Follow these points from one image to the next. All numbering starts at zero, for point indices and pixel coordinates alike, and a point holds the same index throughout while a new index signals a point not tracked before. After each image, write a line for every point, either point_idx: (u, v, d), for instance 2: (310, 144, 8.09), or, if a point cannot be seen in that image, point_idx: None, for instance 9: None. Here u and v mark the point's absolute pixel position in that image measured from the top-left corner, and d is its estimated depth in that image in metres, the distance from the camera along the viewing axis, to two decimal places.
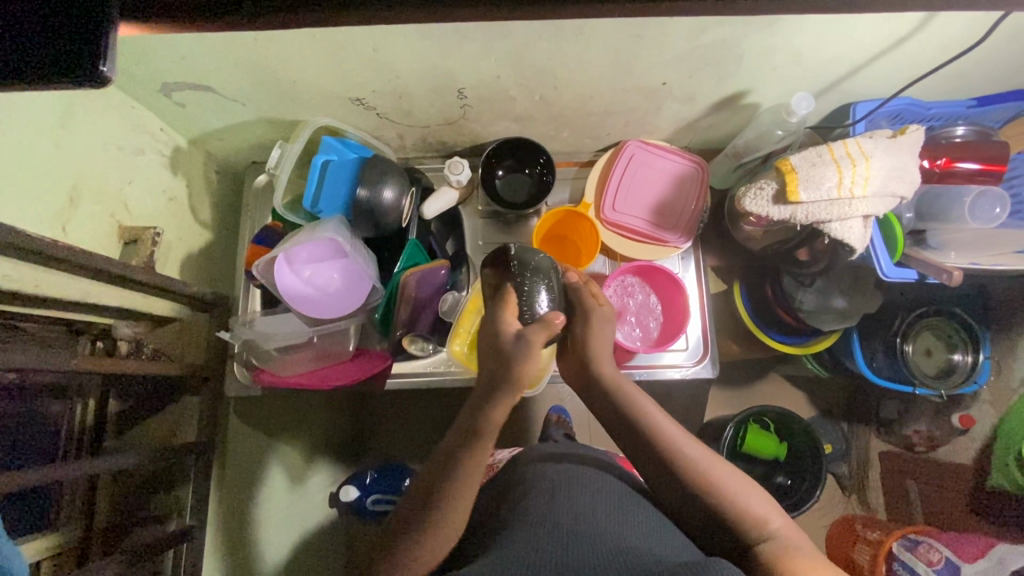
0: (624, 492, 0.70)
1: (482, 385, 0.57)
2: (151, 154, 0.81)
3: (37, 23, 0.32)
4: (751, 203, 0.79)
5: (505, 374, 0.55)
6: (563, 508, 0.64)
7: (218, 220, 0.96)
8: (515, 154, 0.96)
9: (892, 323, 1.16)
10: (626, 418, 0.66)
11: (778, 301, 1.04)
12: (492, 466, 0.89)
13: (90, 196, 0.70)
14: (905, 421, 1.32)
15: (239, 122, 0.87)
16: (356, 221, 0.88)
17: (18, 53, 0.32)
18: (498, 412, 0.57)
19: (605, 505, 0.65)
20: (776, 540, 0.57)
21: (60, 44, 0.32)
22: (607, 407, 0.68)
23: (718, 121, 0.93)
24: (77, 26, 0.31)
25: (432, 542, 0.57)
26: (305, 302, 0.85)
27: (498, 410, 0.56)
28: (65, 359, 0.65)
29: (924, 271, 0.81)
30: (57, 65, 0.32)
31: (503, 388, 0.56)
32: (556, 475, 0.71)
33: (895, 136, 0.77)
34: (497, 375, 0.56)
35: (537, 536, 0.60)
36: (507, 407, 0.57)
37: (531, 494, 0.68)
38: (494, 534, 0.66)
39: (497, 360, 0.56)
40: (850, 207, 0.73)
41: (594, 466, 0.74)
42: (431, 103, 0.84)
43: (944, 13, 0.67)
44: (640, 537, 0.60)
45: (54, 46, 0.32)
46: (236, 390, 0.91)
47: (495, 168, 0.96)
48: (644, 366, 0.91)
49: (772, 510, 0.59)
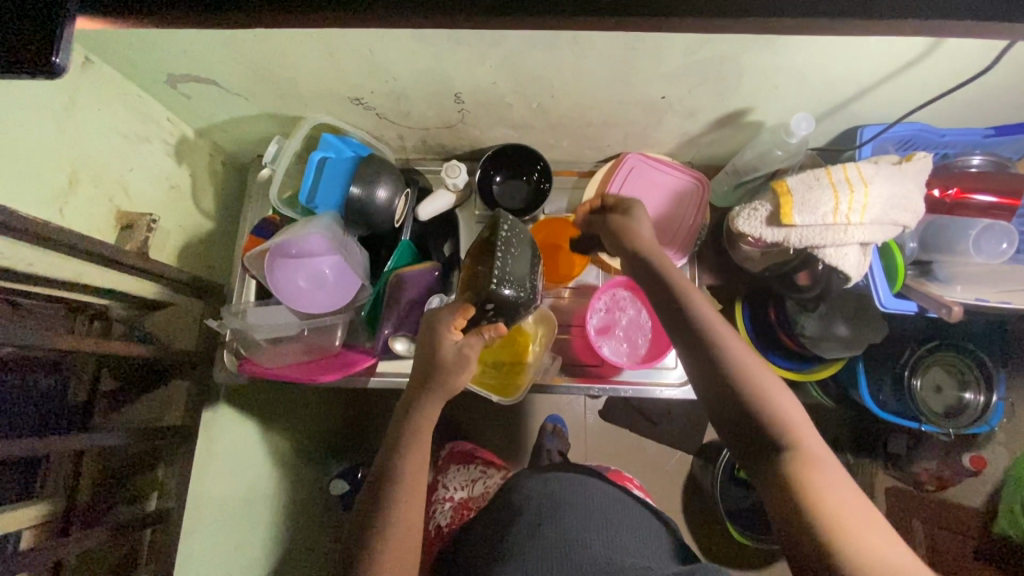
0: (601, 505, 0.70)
1: (413, 387, 0.69)
2: (155, 142, 0.84)
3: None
4: (744, 224, 0.76)
5: (440, 373, 0.67)
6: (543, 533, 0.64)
7: (220, 209, 0.99)
8: (512, 159, 0.95)
9: (901, 354, 1.14)
10: (668, 303, 0.63)
11: (780, 324, 1.02)
12: (487, 491, 0.99)
13: (90, 181, 0.73)
14: (914, 458, 1.26)
15: (242, 116, 0.89)
16: (349, 220, 0.88)
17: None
18: (430, 406, 0.68)
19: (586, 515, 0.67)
20: (800, 450, 0.53)
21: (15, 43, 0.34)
22: (655, 291, 0.65)
23: (721, 137, 0.91)
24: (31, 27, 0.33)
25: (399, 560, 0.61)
26: (299, 297, 0.87)
27: (429, 407, 0.67)
28: (53, 338, 0.67)
29: (924, 304, 0.77)
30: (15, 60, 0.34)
31: (434, 387, 0.67)
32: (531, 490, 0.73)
33: (900, 163, 0.74)
34: (431, 376, 0.67)
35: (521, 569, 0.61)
36: (433, 403, 0.68)
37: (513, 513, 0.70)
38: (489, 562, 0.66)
39: (432, 363, 0.67)
40: (846, 233, 0.71)
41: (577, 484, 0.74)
42: (428, 106, 0.85)
43: (950, 43, 0.65)
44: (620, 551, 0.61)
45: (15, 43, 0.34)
46: (224, 377, 0.92)
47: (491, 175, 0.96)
48: (632, 382, 0.91)
49: (801, 416, 0.55)
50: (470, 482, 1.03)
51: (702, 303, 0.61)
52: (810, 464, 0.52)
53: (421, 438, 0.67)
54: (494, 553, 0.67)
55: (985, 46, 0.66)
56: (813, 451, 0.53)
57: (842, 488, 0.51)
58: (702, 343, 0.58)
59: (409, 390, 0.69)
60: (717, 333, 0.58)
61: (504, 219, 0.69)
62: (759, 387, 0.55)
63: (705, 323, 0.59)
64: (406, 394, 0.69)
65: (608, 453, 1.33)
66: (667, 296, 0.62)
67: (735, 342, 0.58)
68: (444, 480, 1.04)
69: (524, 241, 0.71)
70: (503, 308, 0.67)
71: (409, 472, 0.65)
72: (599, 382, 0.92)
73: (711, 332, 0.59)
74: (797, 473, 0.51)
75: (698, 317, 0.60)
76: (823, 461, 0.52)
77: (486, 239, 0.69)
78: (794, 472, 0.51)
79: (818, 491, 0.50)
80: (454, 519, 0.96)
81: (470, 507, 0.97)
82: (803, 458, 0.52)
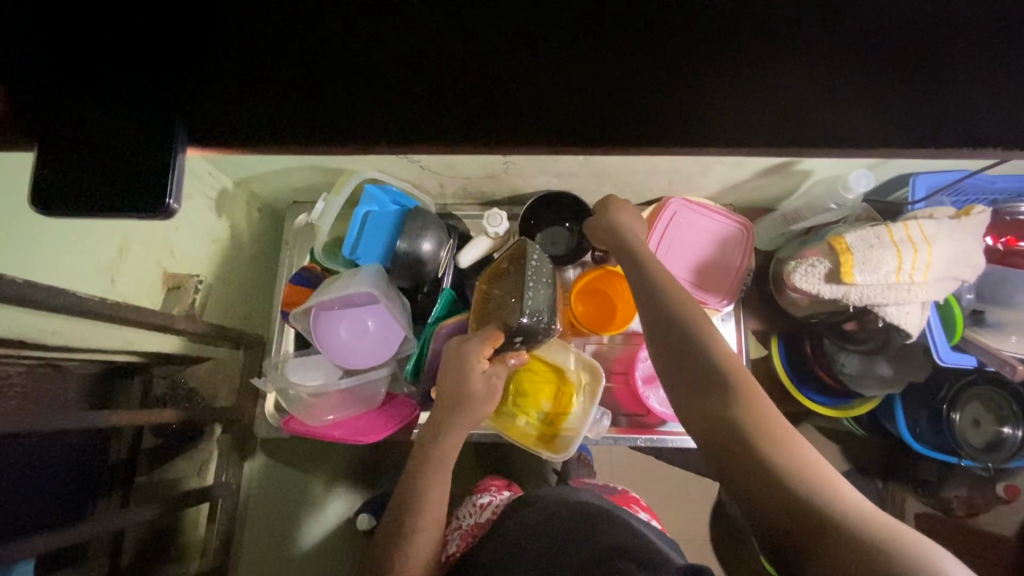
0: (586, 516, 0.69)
1: (434, 416, 0.68)
2: (198, 199, 0.82)
3: (87, 163, 0.33)
4: (801, 280, 0.75)
5: (460, 403, 0.67)
6: None
7: (257, 257, 0.97)
8: (560, 206, 0.94)
9: (939, 388, 1.11)
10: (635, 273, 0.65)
11: (818, 361, 1.01)
12: (490, 517, 0.84)
13: (139, 247, 0.72)
14: (944, 484, 1.22)
15: (283, 168, 0.87)
16: (392, 271, 0.87)
17: (77, 185, 0.33)
18: (456, 440, 0.67)
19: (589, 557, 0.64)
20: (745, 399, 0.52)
21: (115, 184, 0.33)
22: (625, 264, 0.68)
23: (768, 183, 0.90)
24: (141, 166, 0.33)
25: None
26: (342, 352, 0.86)
27: (453, 438, 0.66)
28: (99, 416, 0.66)
29: (985, 359, 0.76)
30: (115, 199, 0.33)
31: (452, 410, 0.66)
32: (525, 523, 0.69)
33: (958, 216, 0.72)
34: (454, 403, 0.66)
35: None
36: (462, 437, 0.67)
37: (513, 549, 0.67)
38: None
39: (455, 394, 0.67)
40: (908, 292, 0.70)
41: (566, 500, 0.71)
42: (474, 158, 0.84)
43: (890, 163, 0.80)
44: None
45: (115, 184, 0.33)
46: (266, 431, 0.91)
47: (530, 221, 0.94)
48: (676, 433, 0.90)
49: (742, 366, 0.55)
50: (482, 509, 0.88)
51: (662, 271, 0.64)
52: (758, 414, 0.51)
53: (439, 471, 0.66)
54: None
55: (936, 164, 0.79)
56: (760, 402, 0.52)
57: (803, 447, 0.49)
58: (659, 304, 0.60)
59: (433, 418, 0.68)
60: (671, 297, 0.60)
61: (532, 248, 0.74)
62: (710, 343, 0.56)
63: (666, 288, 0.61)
64: (429, 422, 0.68)
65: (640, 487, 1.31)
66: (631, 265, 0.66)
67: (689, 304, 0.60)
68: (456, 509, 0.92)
69: (548, 268, 0.75)
70: (527, 337, 0.72)
71: (419, 517, 0.64)
72: (644, 433, 0.91)
73: (664, 293, 0.61)
74: (751, 423, 0.50)
75: (656, 285, 0.62)
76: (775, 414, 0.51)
77: (511, 267, 0.75)
78: (751, 425, 0.50)
79: (772, 439, 0.49)
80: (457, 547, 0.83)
81: (474, 534, 0.83)
82: (752, 411, 0.51)
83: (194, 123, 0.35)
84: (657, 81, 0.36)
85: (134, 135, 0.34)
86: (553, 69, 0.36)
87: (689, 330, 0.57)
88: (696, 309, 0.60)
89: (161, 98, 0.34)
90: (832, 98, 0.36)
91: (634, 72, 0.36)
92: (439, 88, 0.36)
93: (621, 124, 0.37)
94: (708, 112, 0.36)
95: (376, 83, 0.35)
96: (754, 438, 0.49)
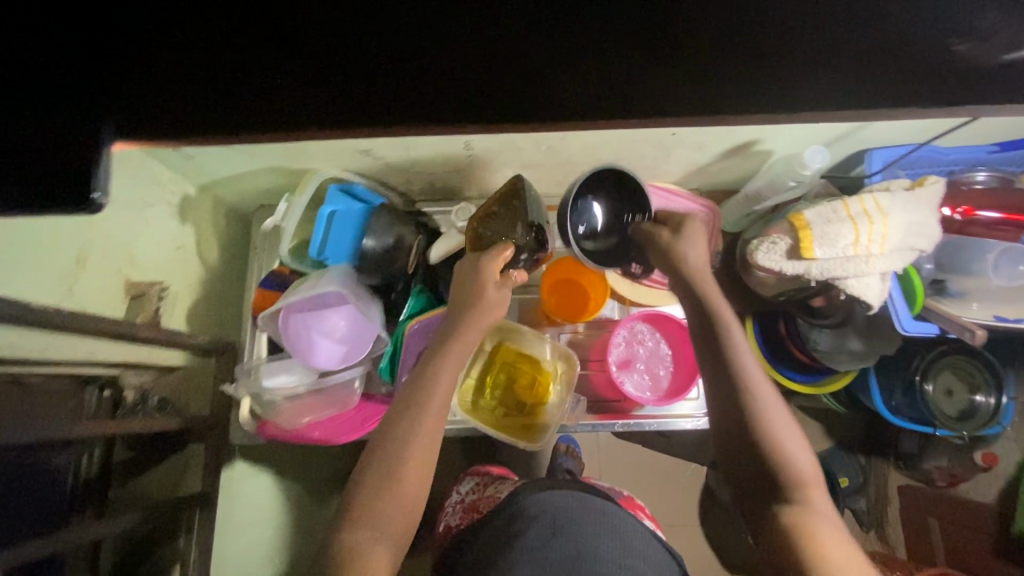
0: (582, 506, 0.69)
1: (435, 338, 0.68)
2: (160, 206, 0.82)
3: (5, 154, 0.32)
4: (763, 257, 0.75)
5: (475, 310, 0.67)
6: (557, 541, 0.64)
7: (226, 263, 0.97)
8: (620, 189, 0.75)
9: (911, 360, 1.12)
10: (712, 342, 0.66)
11: (792, 339, 1.02)
12: (495, 491, 0.85)
13: (97, 256, 0.71)
14: (924, 456, 1.22)
15: (245, 171, 0.87)
16: (361, 270, 0.87)
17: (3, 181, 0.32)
18: (448, 370, 0.66)
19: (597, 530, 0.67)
20: (805, 506, 0.59)
21: (40, 180, 0.32)
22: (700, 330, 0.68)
23: (730, 166, 0.91)
24: (68, 159, 0.32)
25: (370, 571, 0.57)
26: (312, 352, 0.85)
27: (449, 364, 0.66)
28: (65, 428, 0.65)
29: (945, 327, 0.78)
30: (43, 195, 0.32)
31: (464, 321, 0.66)
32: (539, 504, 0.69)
33: (913, 188, 0.74)
34: (468, 311, 0.67)
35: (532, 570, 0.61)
36: (455, 371, 0.66)
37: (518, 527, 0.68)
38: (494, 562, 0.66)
39: (473, 301, 0.67)
40: (867, 264, 0.71)
41: (570, 488, 0.72)
42: (437, 152, 0.84)
43: (874, 124, 0.77)
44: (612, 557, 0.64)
45: (35, 179, 0.32)
46: (241, 438, 0.90)
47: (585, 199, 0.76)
48: (654, 417, 0.91)
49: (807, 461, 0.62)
50: (484, 487, 0.89)
51: (745, 351, 0.65)
52: (808, 513, 0.59)
53: (428, 410, 0.64)
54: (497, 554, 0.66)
55: (901, 128, 0.79)
56: (816, 507, 0.59)
57: (845, 550, 0.57)
58: (739, 391, 0.63)
59: (430, 348, 0.68)
60: (752, 387, 0.63)
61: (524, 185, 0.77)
62: (780, 442, 0.62)
63: (746, 374, 0.64)
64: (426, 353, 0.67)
65: (626, 475, 1.31)
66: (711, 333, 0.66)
67: (770, 397, 0.63)
68: (459, 485, 0.95)
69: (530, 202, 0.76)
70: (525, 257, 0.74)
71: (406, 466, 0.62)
72: (621, 417, 0.91)
73: (744, 379, 0.64)
74: (802, 529, 0.57)
75: (737, 369, 0.64)
76: (829, 518, 0.59)
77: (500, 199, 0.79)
78: (798, 524, 0.58)
79: (816, 540, 0.57)
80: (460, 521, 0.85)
81: (477, 509, 0.84)
82: (803, 514, 0.59)
83: (119, 111, 0.33)
84: (593, 51, 0.34)
85: (61, 126, 0.32)
86: (482, 43, 0.34)
87: (726, 357, 0.65)
88: (777, 404, 0.63)
89: (87, 83, 0.33)
90: (780, 67, 0.34)
91: (564, 46, 0.34)
92: (364, 73, 0.34)
93: (536, 100, 0.34)
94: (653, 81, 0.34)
95: (301, 68, 0.34)
96: (800, 538, 0.57)
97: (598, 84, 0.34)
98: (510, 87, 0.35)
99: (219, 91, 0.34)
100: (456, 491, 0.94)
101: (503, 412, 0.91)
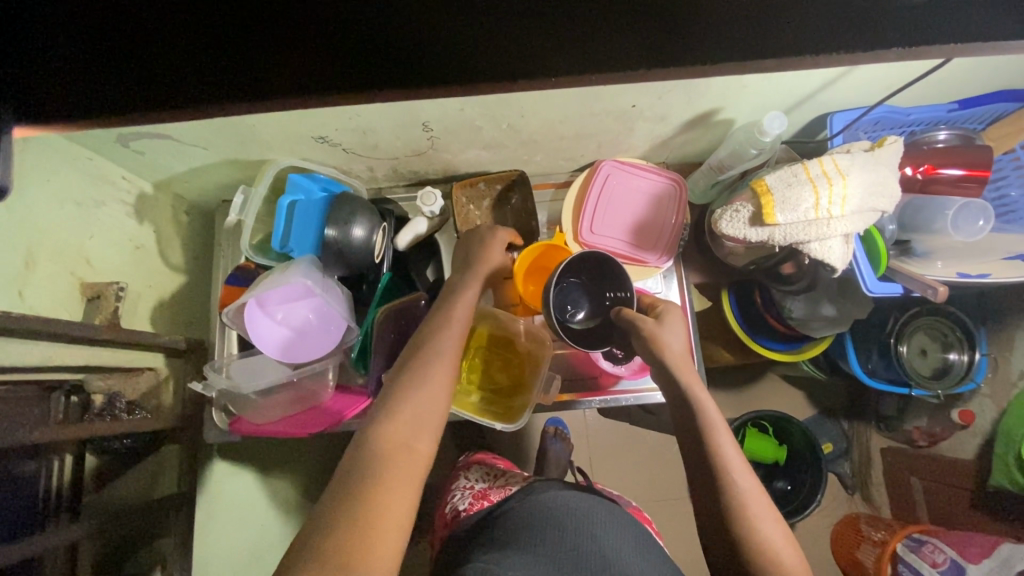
0: (601, 504, 0.71)
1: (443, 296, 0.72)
2: (112, 204, 0.80)
3: None
4: (728, 227, 0.77)
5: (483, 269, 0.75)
6: (569, 530, 0.64)
7: (191, 261, 0.95)
8: (590, 272, 0.77)
9: (885, 322, 1.13)
10: (683, 415, 0.64)
11: (768, 309, 1.02)
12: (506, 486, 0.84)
13: (47, 258, 0.69)
14: (904, 417, 1.25)
15: (201, 165, 0.85)
16: (327, 261, 0.86)
17: None
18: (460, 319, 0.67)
19: (612, 529, 0.67)
20: None
21: None
22: (672, 406, 0.66)
23: (694, 137, 0.91)
24: None
25: (390, 488, 0.52)
26: (286, 346, 0.83)
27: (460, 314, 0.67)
28: (21, 433, 0.63)
29: (909, 285, 0.78)
30: None
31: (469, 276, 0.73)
32: (551, 502, 0.70)
33: (873, 149, 0.74)
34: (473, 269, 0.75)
35: (535, 557, 0.60)
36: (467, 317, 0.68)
37: (527, 515, 0.68)
38: (508, 541, 0.65)
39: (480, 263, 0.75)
40: (828, 227, 0.71)
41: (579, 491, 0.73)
42: (396, 136, 0.82)
43: (831, 87, 0.77)
44: (624, 556, 0.63)
45: None
46: (215, 437, 0.88)
47: (570, 279, 0.77)
48: (631, 392, 0.91)
49: (789, 544, 0.58)
50: (495, 479, 0.88)
51: (720, 425, 0.63)
52: None
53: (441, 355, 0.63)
54: (505, 539, 0.66)
55: (862, 88, 0.78)
56: None
57: None
58: (713, 472, 0.61)
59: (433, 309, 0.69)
60: (727, 470, 0.60)
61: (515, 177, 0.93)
62: (756, 528, 0.58)
63: (720, 451, 0.61)
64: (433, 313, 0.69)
65: (615, 452, 1.32)
66: (682, 403, 0.65)
67: (747, 483, 0.60)
68: (466, 475, 0.94)
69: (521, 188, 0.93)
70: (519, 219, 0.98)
71: (417, 409, 0.58)
72: (598, 394, 0.92)
73: (718, 455, 0.61)
74: None
75: (711, 445, 0.62)
76: None
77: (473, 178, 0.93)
78: None
79: None
80: (469, 507, 0.83)
81: (489, 497, 0.83)
82: None
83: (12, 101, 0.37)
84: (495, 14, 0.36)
85: None
86: None
87: (703, 436, 0.62)
88: (754, 487, 0.60)
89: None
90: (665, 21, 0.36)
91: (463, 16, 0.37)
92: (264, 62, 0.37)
93: None
94: (555, 47, 0.38)
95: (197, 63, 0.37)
96: None
97: (490, 50, 0.37)
98: (414, 54, 0.37)
99: (132, 73, 0.37)
100: (465, 478, 0.93)
101: (488, 398, 0.90)
